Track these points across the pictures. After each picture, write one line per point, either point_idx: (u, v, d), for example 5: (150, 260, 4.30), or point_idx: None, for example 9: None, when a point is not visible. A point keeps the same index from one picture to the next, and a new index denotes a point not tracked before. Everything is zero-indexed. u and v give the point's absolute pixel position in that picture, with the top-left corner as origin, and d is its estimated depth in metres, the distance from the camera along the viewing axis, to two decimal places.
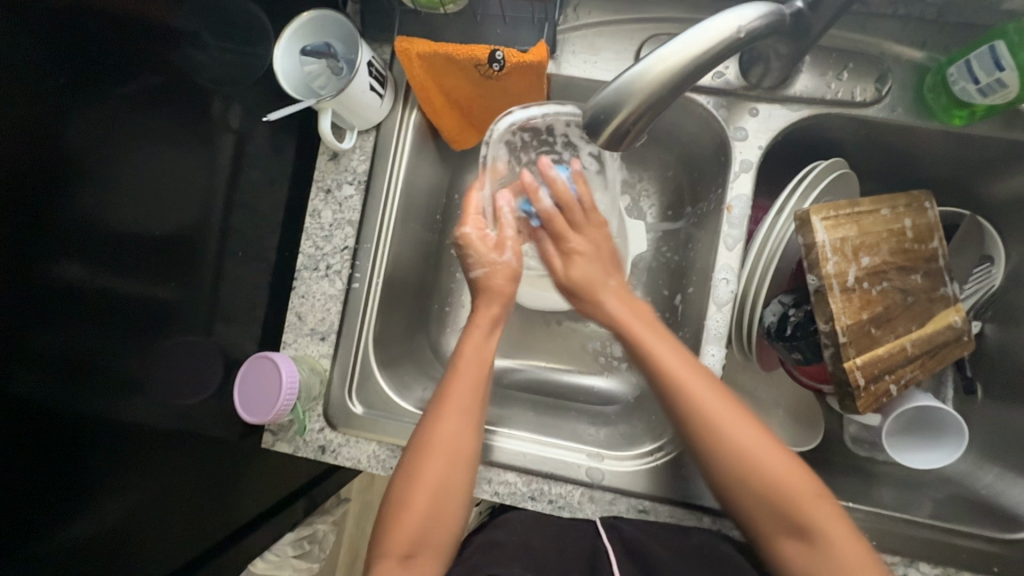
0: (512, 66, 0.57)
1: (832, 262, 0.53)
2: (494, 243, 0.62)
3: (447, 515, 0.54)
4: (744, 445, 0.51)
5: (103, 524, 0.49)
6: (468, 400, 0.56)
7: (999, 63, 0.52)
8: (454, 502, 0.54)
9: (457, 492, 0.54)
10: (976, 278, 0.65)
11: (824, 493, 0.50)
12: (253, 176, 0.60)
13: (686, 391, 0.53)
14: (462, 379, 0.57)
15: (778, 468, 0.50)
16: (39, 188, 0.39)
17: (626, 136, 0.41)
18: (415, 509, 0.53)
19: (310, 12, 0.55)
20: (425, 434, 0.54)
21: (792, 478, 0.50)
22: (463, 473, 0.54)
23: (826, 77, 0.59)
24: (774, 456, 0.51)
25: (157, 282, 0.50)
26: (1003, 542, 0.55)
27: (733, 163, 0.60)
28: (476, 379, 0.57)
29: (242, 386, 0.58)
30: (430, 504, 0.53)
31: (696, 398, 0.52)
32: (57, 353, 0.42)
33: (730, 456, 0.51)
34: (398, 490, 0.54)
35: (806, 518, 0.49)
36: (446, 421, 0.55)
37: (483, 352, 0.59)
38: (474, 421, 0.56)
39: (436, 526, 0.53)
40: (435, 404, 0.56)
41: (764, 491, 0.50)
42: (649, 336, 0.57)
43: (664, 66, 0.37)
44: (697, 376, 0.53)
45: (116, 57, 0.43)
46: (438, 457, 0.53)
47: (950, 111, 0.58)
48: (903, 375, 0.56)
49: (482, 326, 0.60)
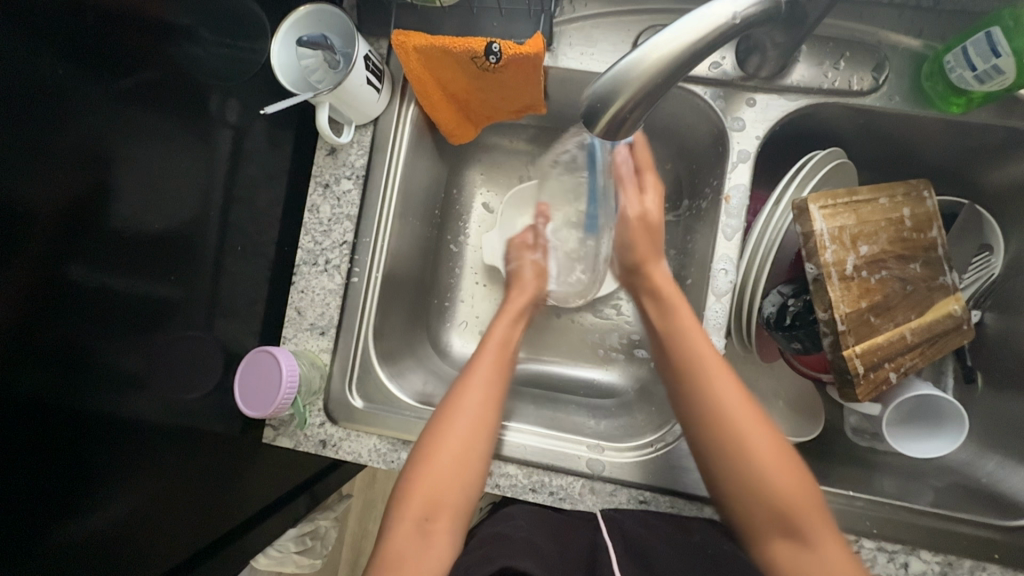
0: (509, 58, 0.58)
1: (830, 250, 0.54)
2: (530, 241, 0.71)
3: (467, 480, 0.54)
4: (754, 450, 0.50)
5: (105, 522, 0.49)
6: (492, 373, 0.59)
7: (996, 49, 0.52)
8: (473, 467, 0.54)
9: (479, 458, 0.54)
10: (976, 267, 0.65)
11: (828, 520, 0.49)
12: (251, 173, 0.60)
13: (693, 359, 0.54)
14: (487, 355, 0.60)
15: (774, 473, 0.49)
16: (43, 181, 0.40)
17: (623, 124, 0.42)
18: (435, 471, 0.53)
19: (307, 6, 0.56)
20: (452, 400, 0.56)
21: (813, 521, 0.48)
22: (483, 442, 0.55)
23: (824, 66, 0.59)
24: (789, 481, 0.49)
25: (156, 278, 0.51)
26: (1006, 529, 0.55)
27: (730, 153, 0.60)
28: (500, 356, 0.61)
29: (242, 382, 0.58)
30: (451, 467, 0.53)
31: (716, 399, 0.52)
32: (56, 346, 0.42)
33: (717, 441, 0.51)
34: (418, 454, 0.54)
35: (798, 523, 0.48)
36: (473, 390, 0.57)
37: (506, 334, 0.63)
38: (499, 393, 0.58)
39: (453, 491, 0.53)
40: (463, 377, 0.58)
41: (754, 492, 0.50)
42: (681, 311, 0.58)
43: (660, 53, 0.37)
44: (742, 408, 0.52)
45: (111, 52, 0.43)
46: (463, 421, 0.55)
47: (947, 100, 0.58)
48: (903, 363, 0.56)
49: (507, 312, 0.65)
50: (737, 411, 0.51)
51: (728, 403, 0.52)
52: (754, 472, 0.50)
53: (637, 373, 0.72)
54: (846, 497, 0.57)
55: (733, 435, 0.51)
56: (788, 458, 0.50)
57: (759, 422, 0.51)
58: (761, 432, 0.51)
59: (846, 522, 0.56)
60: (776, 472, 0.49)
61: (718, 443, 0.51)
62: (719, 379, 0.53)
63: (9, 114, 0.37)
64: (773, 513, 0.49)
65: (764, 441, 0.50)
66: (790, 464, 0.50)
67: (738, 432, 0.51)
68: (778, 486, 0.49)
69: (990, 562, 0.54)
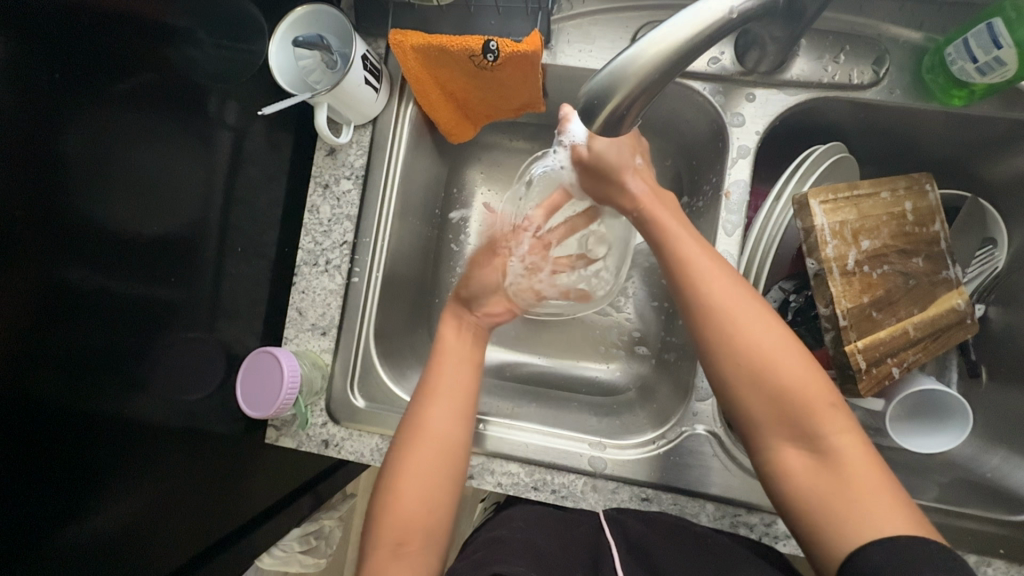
0: (507, 56, 0.57)
1: (831, 245, 0.53)
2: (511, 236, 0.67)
3: (435, 501, 0.53)
4: (761, 345, 0.49)
5: (110, 523, 0.50)
6: (452, 386, 0.58)
7: (998, 41, 0.51)
8: (440, 487, 0.54)
9: (446, 479, 0.54)
10: (980, 261, 0.65)
11: (847, 416, 0.47)
12: (251, 174, 0.60)
13: (686, 262, 0.53)
14: (446, 365, 0.59)
15: (784, 370, 0.48)
16: (41, 184, 0.40)
17: (622, 121, 0.41)
18: (403, 495, 0.53)
19: (304, 6, 0.56)
20: (414, 419, 0.56)
21: (827, 418, 0.47)
22: (450, 460, 0.54)
23: (823, 61, 0.59)
24: (801, 377, 0.48)
25: (159, 281, 0.51)
26: (1009, 524, 0.55)
27: (730, 149, 0.60)
28: (461, 369, 0.59)
29: (244, 383, 0.58)
30: (416, 490, 0.53)
31: (711, 300, 0.51)
32: (60, 351, 0.43)
33: (717, 338, 0.50)
34: (386, 478, 0.54)
35: (814, 429, 0.47)
36: (432, 405, 0.56)
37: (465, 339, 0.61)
38: (463, 407, 0.57)
39: (425, 513, 0.53)
40: (421, 392, 0.58)
41: (770, 399, 0.48)
42: (670, 221, 0.56)
43: (657, 49, 0.37)
44: (746, 308, 0.50)
45: (107, 55, 0.43)
46: (424, 442, 0.54)
47: (949, 92, 0.57)
48: (906, 358, 0.55)
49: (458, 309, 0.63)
50: (746, 319, 0.50)
51: (724, 303, 0.50)
52: (760, 361, 0.48)
53: (638, 370, 0.72)
54: None
55: (735, 336, 0.49)
56: (801, 356, 0.49)
57: (764, 318, 0.50)
58: (775, 334, 0.49)
59: None
60: (781, 367, 0.48)
61: (711, 339, 0.50)
62: (711, 282, 0.51)
63: (10, 122, 0.37)
64: (789, 426, 0.47)
65: (776, 345, 0.49)
66: (805, 364, 0.49)
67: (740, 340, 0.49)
68: (791, 388, 0.47)
69: (996, 558, 0.54)
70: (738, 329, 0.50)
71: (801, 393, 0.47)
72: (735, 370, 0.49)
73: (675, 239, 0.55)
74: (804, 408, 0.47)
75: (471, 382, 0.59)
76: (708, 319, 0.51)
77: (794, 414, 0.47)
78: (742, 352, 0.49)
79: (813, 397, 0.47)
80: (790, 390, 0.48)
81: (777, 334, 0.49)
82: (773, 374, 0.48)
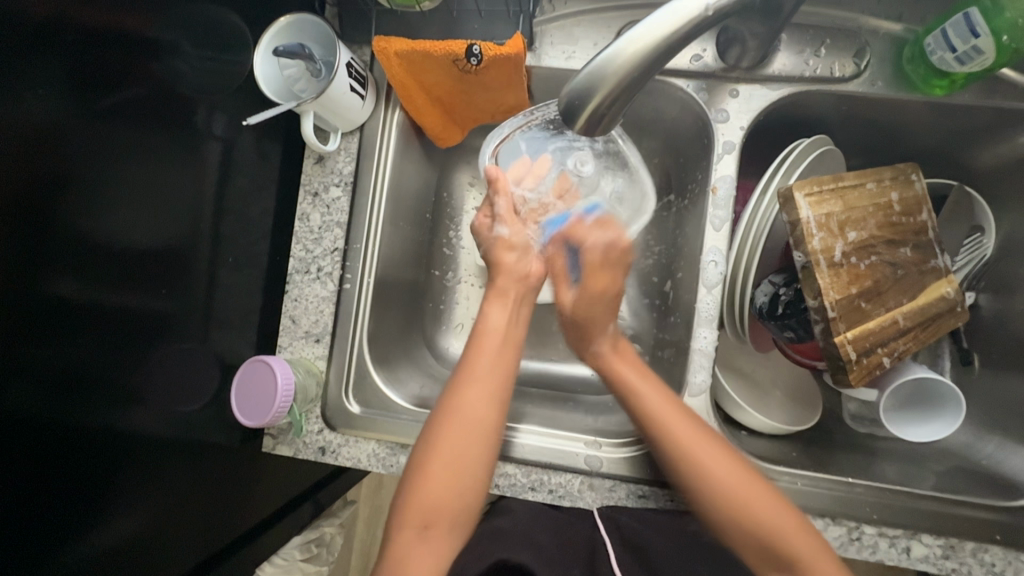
0: (490, 59, 0.58)
1: (817, 237, 0.54)
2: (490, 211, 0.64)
3: (464, 486, 0.53)
4: (732, 494, 0.51)
5: (112, 537, 0.50)
6: (492, 370, 0.57)
7: (974, 30, 0.52)
8: (473, 471, 0.53)
9: (477, 464, 0.53)
10: (968, 249, 0.66)
11: (828, 550, 0.50)
12: (240, 184, 0.60)
13: (646, 407, 0.55)
14: (485, 348, 0.58)
15: (759, 509, 0.50)
16: (43, 194, 0.41)
17: (603, 120, 0.42)
18: (433, 479, 0.52)
19: (288, 16, 0.57)
20: (448, 403, 0.55)
21: (803, 543, 0.49)
22: (483, 443, 0.54)
23: (804, 55, 0.59)
24: (772, 513, 0.50)
25: (152, 293, 0.51)
26: (1007, 510, 0.54)
27: (715, 145, 0.60)
28: (501, 352, 0.58)
29: (239, 391, 0.58)
30: (448, 473, 0.52)
31: (683, 450, 0.53)
32: (50, 368, 0.43)
33: (696, 487, 0.52)
34: (417, 458, 0.53)
35: (792, 555, 0.49)
36: (471, 388, 0.55)
37: (505, 321, 0.60)
38: (501, 391, 0.56)
39: (453, 497, 0.52)
40: (458, 376, 0.57)
41: (748, 529, 0.51)
42: (632, 373, 0.58)
43: (636, 47, 0.37)
44: (709, 449, 0.53)
45: (93, 71, 0.43)
46: (459, 423, 0.54)
47: (929, 82, 0.58)
48: (896, 348, 0.56)
49: (512, 296, 0.62)
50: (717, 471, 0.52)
51: (688, 456, 0.52)
52: (735, 511, 0.51)
53: None
54: (845, 483, 0.56)
55: (708, 481, 0.52)
56: (772, 494, 0.51)
57: (730, 460, 0.52)
58: (740, 477, 0.52)
59: (845, 508, 0.55)
60: (761, 509, 0.50)
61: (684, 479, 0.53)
62: (672, 423, 0.54)
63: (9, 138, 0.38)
64: (760, 547, 0.51)
65: (751, 489, 0.51)
66: (776, 503, 0.51)
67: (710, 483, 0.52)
68: (768, 527, 0.50)
69: (993, 544, 0.54)
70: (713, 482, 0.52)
71: (770, 519, 0.50)
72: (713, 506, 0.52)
73: (639, 391, 0.57)
74: (783, 543, 0.49)
75: (510, 366, 0.58)
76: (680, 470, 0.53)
77: (779, 553, 0.50)
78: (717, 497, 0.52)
79: (794, 530, 0.50)
80: (767, 533, 0.50)
81: (749, 482, 0.52)
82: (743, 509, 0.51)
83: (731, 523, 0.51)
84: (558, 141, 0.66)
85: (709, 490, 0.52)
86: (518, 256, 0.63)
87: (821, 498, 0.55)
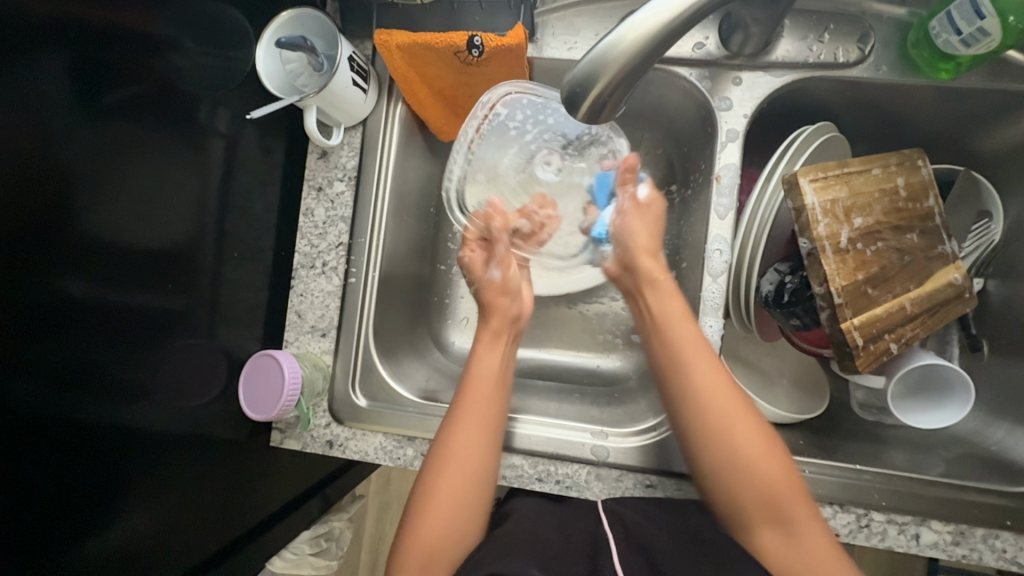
0: (491, 51, 0.58)
1: (823, 224, 0.54)
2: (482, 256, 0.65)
3: (462, 528, 0.53)
4: (744, 445, 0.52)
5: (123, 532, 0.51)
6: (485, 412, 0.57)
7: (979, 11, 0.51)
8: (469, 513, 0.54)
9: (473, 506, 0.54)
10: (976, 234, 0.65)
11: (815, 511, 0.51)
12: (245, 180, 0.60)
13: (671, 339, 0.56)
14: (477, 391, 0.58)
15: (757, 457, 0.51)
16: (49, 195, 0.41)
17: (606, 107, 0.42)
18: (432, 522, 0.53)
19: (289, 10, 0.57)
20: (442, 448, 0.55)
21: (798, 505, 0.50)
22: (479, 487, 0.54)
23: (807, 40, 0.59)
24: (774, 465, 0.51)
25: (159, 289, 0.51)
26: (1017, 496, 0.54)
27: (719, 133, 0.59)
28: (493, 393, 0.58)
29: (247, 385, 0.59)
30: (446, 518, 0.53)
31: (699, 397, 0.53)
32: (55, 362, 0.43)
33: (712, 437, 0.52)
34: (416, 502, 0.54)
35: (784, 509, 0.50)
36: (465, 430, 0.55)
37: (498, 363, 0.60)
38: (493, 434, 0.56)
39: (453, 540, 0.53)
40: (451, 418, 0.56)
41: (745, 485, 0.51)
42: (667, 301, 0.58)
43: (637, 33, 0.37)
44: (727, 394, 0.53)
45: (95, 70, 0.43)
46: (455, 467, 0.54)
47: (935, 66, 0.57)
48: (904, 334, 0.55)
49: (486, 337, 0.61)
50: (746, 442, 0.52)
51: (708, 388, 0.53)
52: (737, 460, 0.51)
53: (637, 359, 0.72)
54: (853, 470, 0.56)
55: (718, 431, 0.52)
56: (772, 445, 0.52)
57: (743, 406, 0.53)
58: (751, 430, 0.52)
59: (852, 495, 0.55)
60: (763, 464, 0.51)
61: (694, 431, 0.53)
62: (694, 367, 0.54)
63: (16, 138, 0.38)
64: (755, 501, 0.51)
65: (759, 441, 0.52)
66: (779, 458, 0.51)
67: (722, 433, 0.52)
68: (766, 481, 0.51)
69: (1003, 530, 0.53)
70: (739, 454, 0.51)
71: (772, 474, 0.51)
72: (717, 457, 0.52)
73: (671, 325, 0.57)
74: (777, 495, 0.50)
75: (500, 406, 0.58)
76: (695, 411, 0.53)
77: (776, 506, 0.50)
78: (727, 446, 0.52)
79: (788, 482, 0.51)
80: (769, 486, 0.50)
81: (761, 433, 0.52)
82: (744, 460, 0.51)
83: (722, 469, 0.52)
84: (518, 148, 0.63)
85: (728, 450, 0.52)
86: (512, 296, 0.63)
87: (827, 485, 0.55)
